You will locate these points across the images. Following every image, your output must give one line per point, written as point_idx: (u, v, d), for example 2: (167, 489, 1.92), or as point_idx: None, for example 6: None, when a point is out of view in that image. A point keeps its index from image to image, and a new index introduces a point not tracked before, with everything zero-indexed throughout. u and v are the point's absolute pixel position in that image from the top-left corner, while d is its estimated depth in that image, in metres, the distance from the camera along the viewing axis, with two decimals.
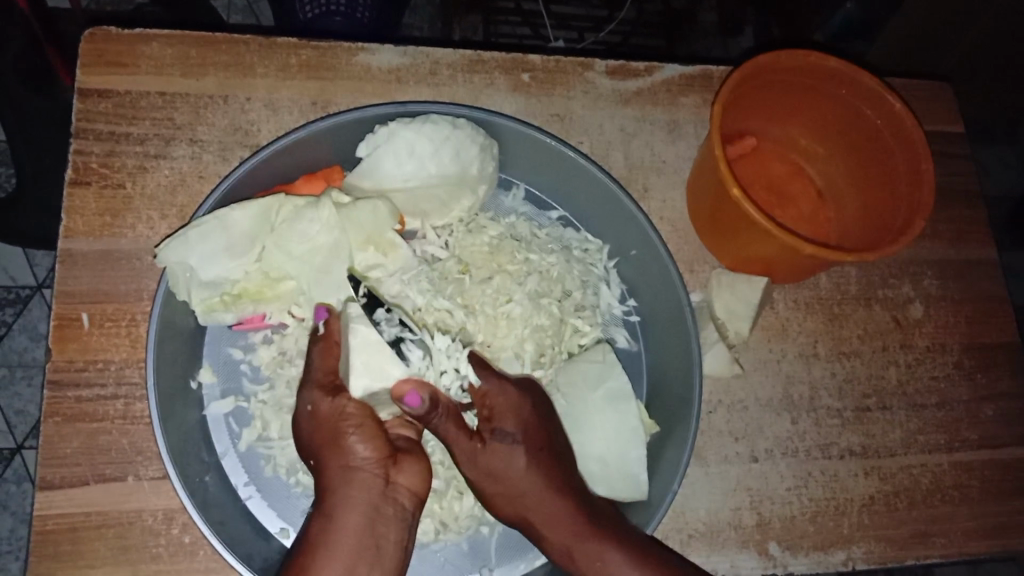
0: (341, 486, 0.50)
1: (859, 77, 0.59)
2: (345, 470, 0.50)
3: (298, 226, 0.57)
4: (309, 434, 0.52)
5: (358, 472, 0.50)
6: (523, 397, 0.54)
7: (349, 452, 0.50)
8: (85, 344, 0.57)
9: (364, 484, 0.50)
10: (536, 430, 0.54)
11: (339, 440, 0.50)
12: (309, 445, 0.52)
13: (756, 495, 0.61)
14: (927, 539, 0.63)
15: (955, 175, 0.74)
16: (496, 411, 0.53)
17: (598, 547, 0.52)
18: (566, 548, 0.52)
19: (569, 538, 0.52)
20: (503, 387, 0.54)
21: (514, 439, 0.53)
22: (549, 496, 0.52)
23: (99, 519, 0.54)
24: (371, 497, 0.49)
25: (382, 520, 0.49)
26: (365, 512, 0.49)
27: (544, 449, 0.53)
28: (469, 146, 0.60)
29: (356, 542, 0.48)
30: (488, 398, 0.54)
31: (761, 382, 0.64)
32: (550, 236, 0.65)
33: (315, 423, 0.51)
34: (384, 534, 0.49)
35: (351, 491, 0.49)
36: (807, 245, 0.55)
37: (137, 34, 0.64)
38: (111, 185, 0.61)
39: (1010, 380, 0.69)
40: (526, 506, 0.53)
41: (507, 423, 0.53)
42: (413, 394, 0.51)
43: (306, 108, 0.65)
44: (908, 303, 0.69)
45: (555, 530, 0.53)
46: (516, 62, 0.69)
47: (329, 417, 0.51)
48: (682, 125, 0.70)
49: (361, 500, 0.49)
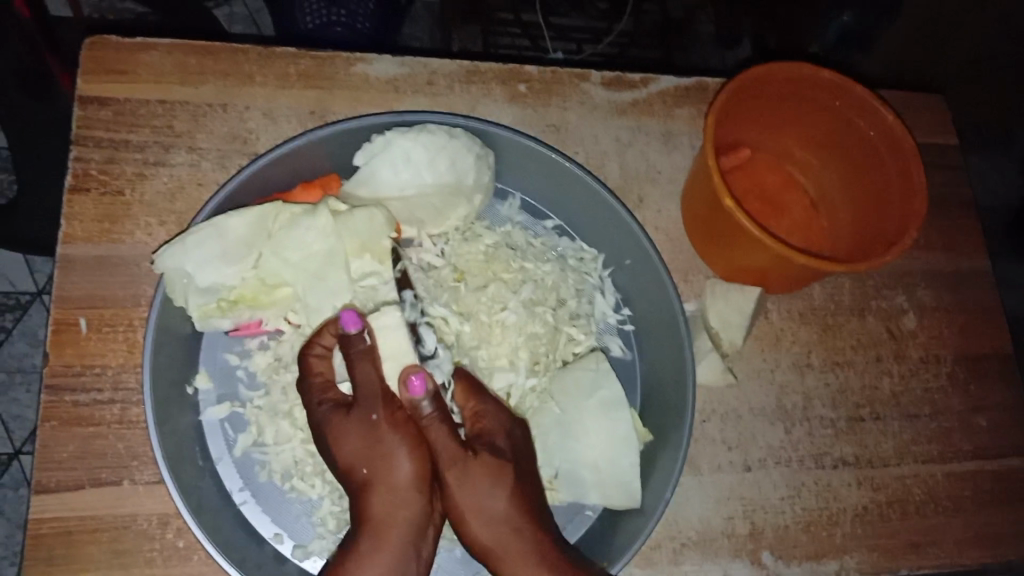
0: (396, 504, 0.51)
1: (852, 91, 0.60)
2: (391, 486, 0.51)
3: (295, 233, 0.57)
4: (363, 441, 0.52)
5: (410, 490, 0.51)
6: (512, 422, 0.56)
7: (401, 472, 0.51)
8: (82, 349, 0.58)
9: (414, 503, 0.51)
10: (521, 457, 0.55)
11: (389, 456, 0.51)
12: (361, 454, 0.52)
13: (749, 505, 0.62)
14: (920, 549, 0.64)
15: (949, 187, 0.74)
16: (485, 433, 0.54)
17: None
18: None
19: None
20: (497, 408, 0.56)
21: (500, 468, 0.53)
22: (525, 529, 0.52)
23: (94, 524, 0.54)
24: (418, 517, 0.51)
25: (424, 540, 0.52)
26: (413, 530, 0.51)
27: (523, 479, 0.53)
28: (465, 155, 0.61)
29: (404, 559, 0.50)
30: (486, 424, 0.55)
31: (755, 391, 0.65)
32: (545, 245, 0.66)
33: (364, 439, 0.52)
34: (425, 550, 0.52)
35: (402, 510, 0.51)
36: (799, 256, 0.56)
37: (137, 42, 0.64)
38: (110, 192, 0.61)
39: (1003, 391, 0.69)
40: (501, 540, 0.52)
41: (496, 446, 0.54)
42: (419, 380, 0.53)
43: (304, 117, 0.65)
44: (901, 313, 0.70)
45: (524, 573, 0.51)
46: (513, 73, 0.69)
47: (387, 434, 0.52)
48: (677, 135, 0.70)
49: (410, 520, 0.51)
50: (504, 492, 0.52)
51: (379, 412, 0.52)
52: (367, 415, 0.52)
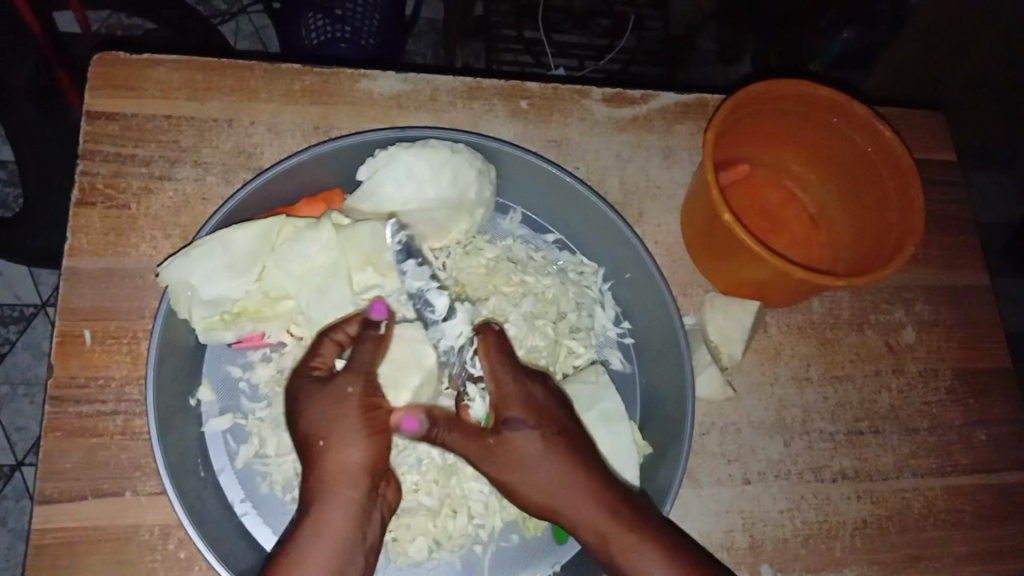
0: (343, 482, 0.49)
1: (850, 107, 0.61)
2: (343, 464, 0.49)
3: (298, 246, 0.58)
4: (328, 414, 0.50)
5: (359, 470, 0.49)
6: (530, 384, 0.53)
7: (353, 451, 0.49)
8: (87, 361, 0.58)
9: (360, 483, 0.49)
10: (552, 414, 0.53)
11: (345, 432, 0.49)
12: (319, 426, 0.50)
13: (749, 518, 0.62)
14: (919, 563, 0.64)
15: (947, 204, 0.75)
16: (507, 400, 0.52)
17: (634, 540, 0.50)
18: (601, 536, 0.50)
19: (602, 528, 0.50)
20: (513, 376, 0.53)
21: (527, 427, 0.51)
22: (575, 479, 0.51)
23: (96, 534, 0.54)
24: (364, 501, 0.49)
25: (369, 525, 0.49)
26: (357, 513, 0.49)
27: (560, 433, 0.52)
28: (467, 170, 0.61)
29: (346, 543, 0.48)
30: (501, 387, 0.53)
31: (754, 405, 0.65)
32: (546, 259, 0.67)
33: (328, 415, 0.50)
34: (369, 537, 0.50)
35: (348, 490, 0.49)
36: (797, 269, 0.56)
37: (145, 58, 0.66)
38: (116, 205, 0.62)
39: (1002, 406, 0.69)
40: (555, 494, 0.50)
41: (520, 407, 0.52)
42: (409, 417, 0.53)
43: (308, 133, 0.66)
44: (900, 327, 0.70)
45: (586, 517, 0.50)
46: (515, 89, 0.70)
47: (348, 408, 0.50)
48: (677, 151, 0.71)
49: (354, 502, 0.49)
50: (540, 447, 0.51)
51: (356, 386, 0.51)
52: (339, 389, 0.51)
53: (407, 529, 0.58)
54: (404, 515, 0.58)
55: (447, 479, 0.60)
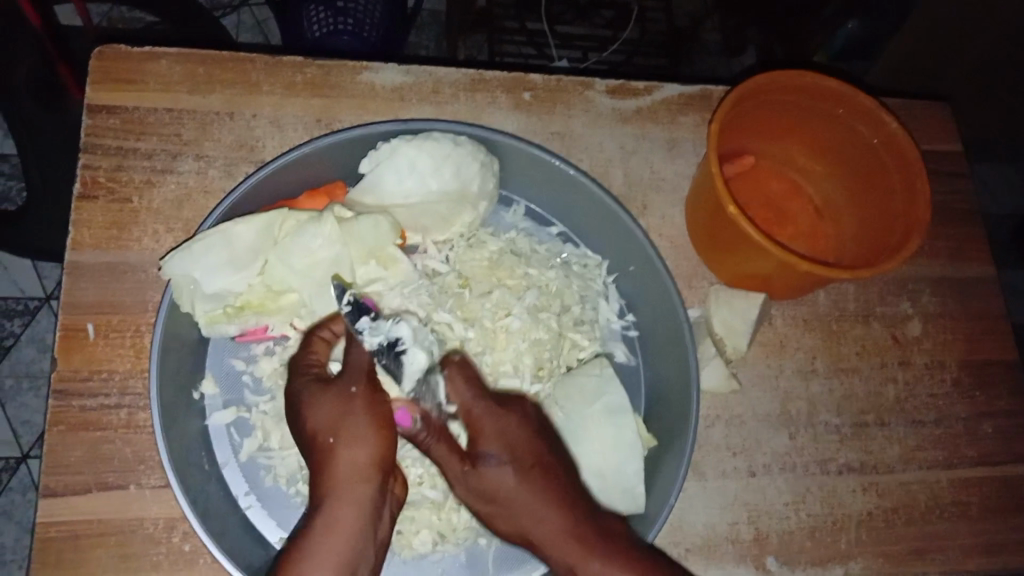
0: (353, 479, 0.49)
1: (856, 98, 0.60)
2: (354, 463, 0.49)
3: (300, 240, 0.58)
4: (338, 411, 0.50)
5: (370, 467, 0.49)
6: (508, 416, 0.55)
7: (365, 448, 0.49)
8: (90, 355, 0.58)
9: (371, 481, 0.49)
10: (525, 447, 0.54)
11: (356, 432, 0.49)
12: (330, 424, 0.50)
13: (754, 510, 0.62)
14: (925, 556, 0.63)
15: (954, 195, 0.74)
16: (483, 433, 0.54)
17: (600, 568, 0.50)
18: (569, 567, 0.51)
19: (571, 558, 0.51)
20: (491, 410, 0.55)
21: (501, 461, 0.53)
22: (545, 512, 0.52)
23: (101, 527, 0.54)
24: (376, 500, 0.49)
25: (378, 524, 0.49)
26: (368, 511, 0.49)
27: (535, 466, 0.53)
28: (470, 162, 0.61)
29: (356, 540, 0.48)
30: (475, 420, 0.54)
31: (759, 397, 0.65)
32: (549, 252, 0.66)
33: (336, 414, 0.50)
34: (378, 536, 0.49)
35: (358, 487, 0.49)
36: (802, 261, 0.56)
37: (146, 51, 0.65)
38: (118, 199, 0.62)
39: (1008, 398, 0.69)
40: (522, 524, 0.52)
41: (495, 441, 0.53)
42: (403, 411, 0.53)
43: (311, 126, 0.66)
44: (906, 319, 0.70)
45: (554, 546, 0.52)
46: (517, 81, 0.70)
47: (357, 405, 0.50)
48: (681, 143, 0.71)
49: (365, 499, 0.49)
50: (513, 479, 0.52)
51: (360, 385, 0.51)
52: (345, 388, 0.51)
53: (412, 522, 0.58)
54: (408, 508, 0.58)
55: None
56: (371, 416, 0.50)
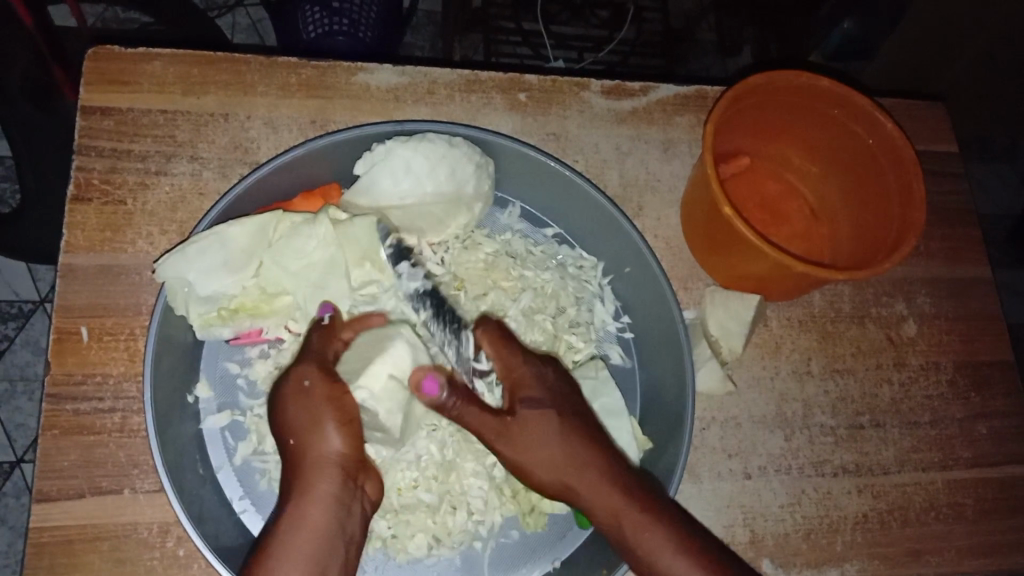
0: (315, 475, 0.49)
1: (851, 98, 0.60)
2: (316, 459, 0.50)
3: (294, 243, 0.58)
4: (292, 409, 0.51)
5: (332, 462, 0.50)
6: (540, 368, 0.55)
7: (329, 442, 0.50)
8: (83, 359, 0.58)
9: (333, 476, 0.49)
10: (556, 397, 0.54)
11: (317, 426, 0.50)
12: (290, 425, 0.51)
13: (750, 512, 0.62)
14: (921, 558, 0.64)
15: (950, 196, 0.74)
16: (520, 383, 0.54)
17: (646, 518, 0.50)
18: (614, 519, 0.50)
19: (616, 510, 0.50)
20: (527, 362, 0.55)
21: (544, 405, 0.53)
22: (589, 462, 0.51)
23: (95, 532, 0.54)
24: (340, 494, 0.49)
25: (350, 518, 0.49)
26: (333, 506, 0.49)
27: (573, 414, 0.53)
28: (465, 164, 0.61)
29: (326, 534, 0.48)
30: (513, 370, 0.55)
31: (755, 399, 0.65)
32: (545, 253, 0.66)
33: (298, 406, 0.51)
34: (352, 531, 0.49)
35: (320, 483, 0.49)
36: (798, 263, 0.56)
37: (139, 53, 0.65)
38: (111, 202, 0.61)
39: (1003, 399, 0.69)
40: (568, 475, 0.51)
41: (530, 390, 0.53)
42: (429, 379, 0.53)
43: (305, 127, 0.66)
44: (902, 321, 0.70)
45: (601, 499, 0.50)
46: (513, 82, 0.70)
47: (314, 399, 0.51)
48: (676, 144, 0.71)
49: (330, 494, 0.49)
50: (555, 425, 0.52)
51: (313, 377, 0.52)
52: (300, 384, 0.52)
53: (407, 525, 0.58)
54: (403, 512, 0.58)
55: (446, 475, 0.59)
56: (331, 410, 0.51)
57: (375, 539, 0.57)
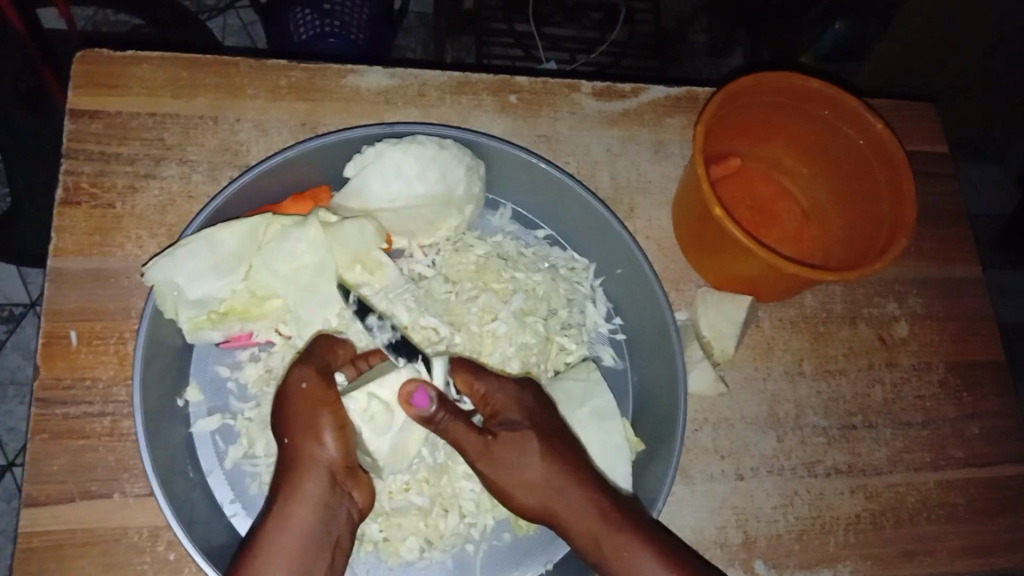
0: (302, 475, 0.49)
1: (840, 100, 0.60)
2: (305, 461, 0.50)
3: (284, 245, 0.57)
4: (288, 410, 0.51)
5: (321, 465, 0.50)
6: (520, 391, 0.55)
7: (320, 444, 0.50)
8: (72, 363, 0.57)
9: (320, 479, 0.50)
10: (541, 418, 0.54)
11: (314, 427, 0.50)
12: (285, 424, 0.51)
13: (742, 513, 0.62)
14: (913, 557, 0.64)
15: (941, 196, 0.75)
16: (498, 407, 0.54)
17: (625, 540, 0.50)
18: (593, 537, 0.51)
19: (595, 530, 0.51)
20: (502, 384, 0.55)
21: (523, 428, 0.53)
22: (571, 485, 0.51)
23: (84, 537, 0.54)
24: (326, 498, 0.49)
25: (334, 522, 0.50)
26: (318, 509, 0.49)
27: (553, 437, 0.53)
28: (455, 166, 0.61)
29: (309, 537, 0.48)
30: (489, 395, 0.54)
31: (746, 400, 0.65)
32: (536, 255, 0.66)
33: (294, 406, 0.51)
34: (336, 536, 0.50)
35: (308, 485, 0.49)
36: (787, 265, 0.56)
37: (129, 56, 0.65)
38: (101, 205, 0.61)
39: (995, 398, 0.69)
40: (550, 495, 0.51)
41: (510, 411, 0.54)
42: (421, 391, 0.52)
43: (295, 129, 0.65)
44: (893, 321, 0.70)
45: (581, 519, 0.51)
46: (503, 84, 0.70)
47: (309, 402, 0.51)
48: (668, 146, 0.71)
49: (317, 498, 0.49)
50: (536, 445, 0.52)
51: (310, 380, 0.52)
52: (294, 384, 0.51)
53: (398, 529, 0.57)
54: (395, 515, 0.58)
55: (438, 478, 0.59)
56: (326, 414, 0.51)
57: (367, 542, 0.57)
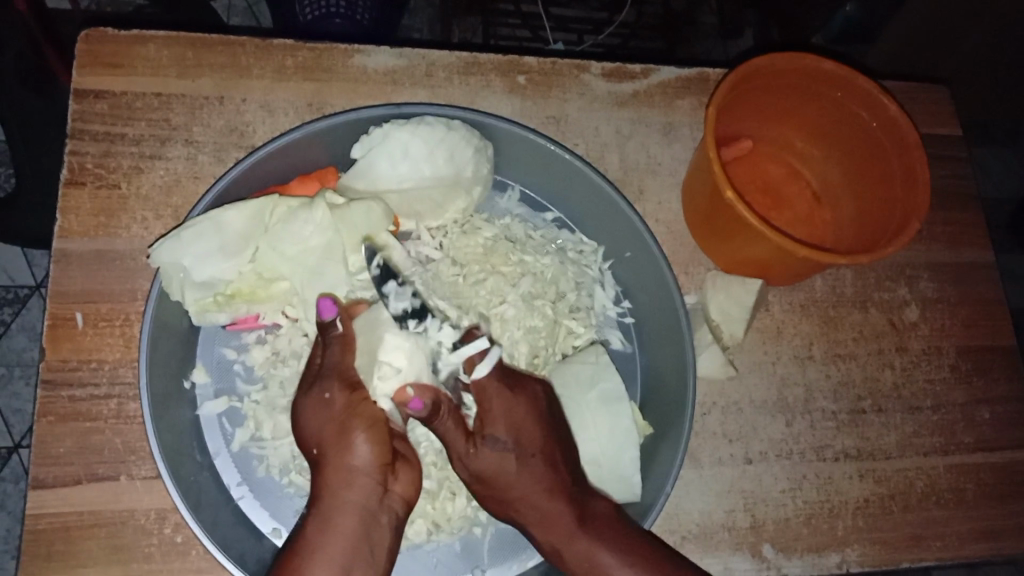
0: (342, 484, 0.50)
1: (852, 80, 0.59)
2: (345, 469, 0.50)
3: (291, 227, 0.57)
4: (316, 423, 0.51)
5: (358, 473, 0.50)
6: (516, 397, 0.54)
7: (352, 449, 0.50)
8: (79, 345, 0.57)
9: (362, 486, 0.50)
10: (530, 431, 0.53)
11: (346, 435, 0.51)
12: (314, 437, 0.52)
13: (750, 498, 0.61)
14: (922, 543, 0.63)
15: (953, 178, 0.74)
16: (489, 416, 0.53)
17: (586, 547, 0.52)
18: (556, 547, 0.53)
19: (558, 539, 0.53)
20: (499, 390, 0.54)
21: (506, 445, 0.53)
22: (541, 497, 0.53)
23: (92, 519, 0.54)
24: (370, 502, 0.50)
25: (377, 526, 0.50)
26: (362, 516, 0.50)
27: (538, 453, 0.53)
28: (463, 148, 0.60)
29: (354, 543, 0.49)
30: (485, 400, 0.54)
31: (756, 384, 0.64)
32: (545, 238, 0.66)
33: (316, 415, 0.52)
34: (380, 538, 0.50)
35: (350, 493, 0.50)
36: (800, 247, 0.55)
37: (133, 35, 0.64)
38: (106, 185, 0.61)
39: (1005, 383, 0.69)
40: (521, 506, 0.53)
41: (501, 425, 0.53)
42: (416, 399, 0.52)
43: (302, 110, 0.65)
44: (903, 305, 0.69)
45: (547, 530, 0.53)
46: (512, 64, 0.69)
47: (332, 414, 0.51)
48: (677, 127, 0.70)
49: (358, 504, 0.50)
50: (515, 464, 0.53)
51: (334, 391, 0.52)
52: (319, 394, 0.52)
53: None
54: None
55: (446, 461, 0.59)
56: (356, 419, 0.51)
57: None
